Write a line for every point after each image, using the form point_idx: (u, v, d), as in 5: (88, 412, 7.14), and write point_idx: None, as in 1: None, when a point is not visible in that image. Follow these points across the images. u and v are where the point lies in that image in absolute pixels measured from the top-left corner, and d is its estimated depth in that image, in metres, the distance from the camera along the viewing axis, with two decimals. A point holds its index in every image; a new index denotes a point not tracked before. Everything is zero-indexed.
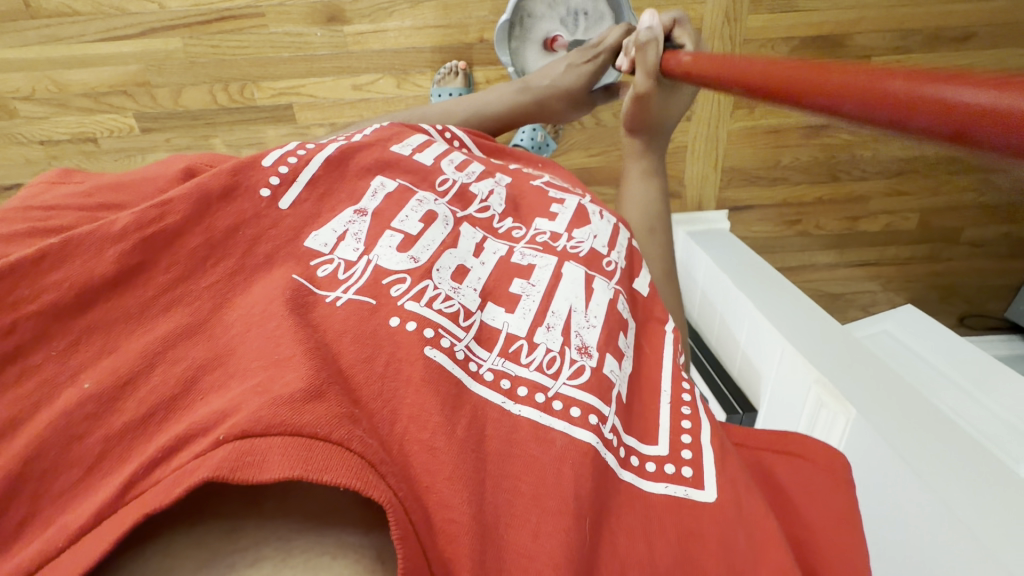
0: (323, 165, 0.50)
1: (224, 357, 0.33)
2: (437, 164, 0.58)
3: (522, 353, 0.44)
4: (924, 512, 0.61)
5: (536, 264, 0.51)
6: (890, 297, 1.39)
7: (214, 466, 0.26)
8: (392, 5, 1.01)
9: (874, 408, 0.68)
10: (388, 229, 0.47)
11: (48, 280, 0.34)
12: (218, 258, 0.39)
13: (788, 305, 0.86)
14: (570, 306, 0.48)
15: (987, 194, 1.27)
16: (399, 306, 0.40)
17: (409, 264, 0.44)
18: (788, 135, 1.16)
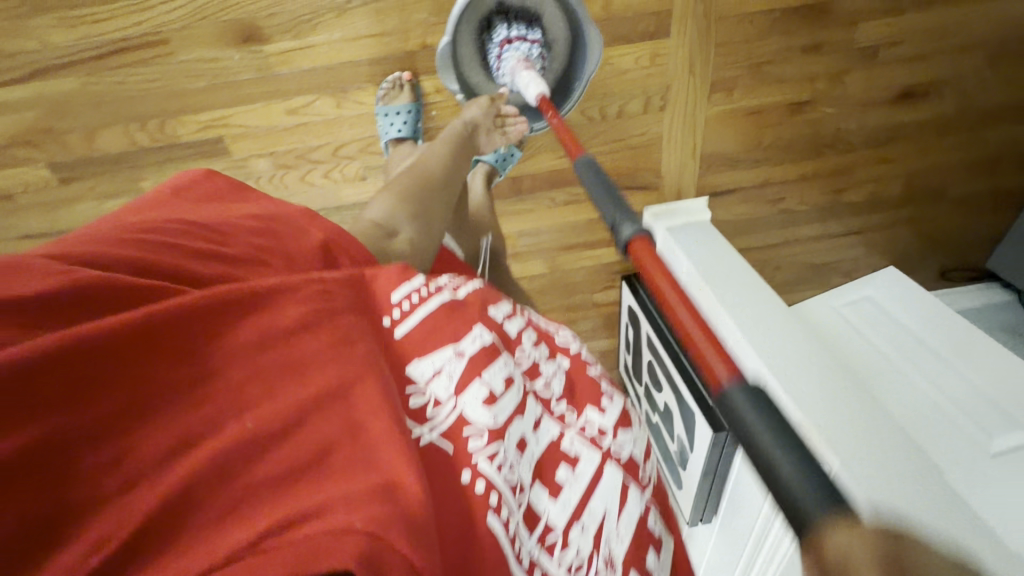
0: (439, 306, 0.45)
1: (358, 430, 0.35)
2: (516, 332, 0.49)
3: (554, 548, 0.43)
4: None
5: (581, 459, 0.46)
6: (871, 261, 1.38)
7: (342, 558, 0.27)
8: (315, 16, 0.87)
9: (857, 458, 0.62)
10: (478, 378, 0.42)
11: (209, 332, 0.34)
12: (343, 321, 0.39)
13: (772, 326, 0.80)
14: (605, 510, 0.45)
15: (975, 151, 1.21)
16: (475, 465, 0.40)
17: (488, 423, 0.41)
18: (768, 116, 1.07)
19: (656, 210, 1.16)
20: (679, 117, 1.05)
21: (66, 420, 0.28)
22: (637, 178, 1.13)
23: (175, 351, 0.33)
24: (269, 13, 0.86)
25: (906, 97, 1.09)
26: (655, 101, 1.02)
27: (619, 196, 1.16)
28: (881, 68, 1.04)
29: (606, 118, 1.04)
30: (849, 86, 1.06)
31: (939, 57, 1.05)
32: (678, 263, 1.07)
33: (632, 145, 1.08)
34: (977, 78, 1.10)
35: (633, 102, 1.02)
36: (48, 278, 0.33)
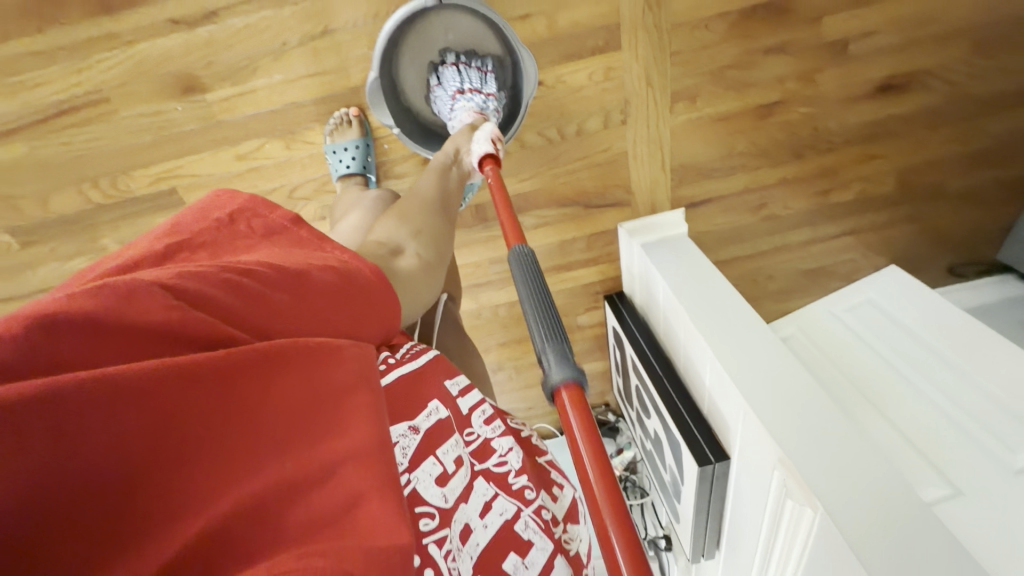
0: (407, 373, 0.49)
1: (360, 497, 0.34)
2: (471, 411, 0.52)
3: None
4: None
5: (536, 541, 0.46)
6: (872, 262, 1.29)
7: None
8: (252, 61, 0.84)
9: (841, 502, 0.59)
10: (432, 455, 0.45)
11: (223, 386, 0.33)
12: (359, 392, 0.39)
13: (748, 353, 0.78)
14: None
15: (974, 143, 1.12)
16: (423, 546, 0.40)
17: (440, 501, 0.43)
18: (739, 121, 1.02)
19: (630, 227, 1.10)
20: (643, 131, 1.01)
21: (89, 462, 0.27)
22: (606, 195, 1.08)
23: (209, 399, 0.32)
24: (205, 63, 0.84)
25: (886, 90, 1.02)
26: (615, 117, 0.98)
27: (591, 215, 1.11)
28: (856, 63, 0.98)
29: (566, 137, 1.00)
30: (823, 84, 1.00)
31: (918, 46, 0.98)
32: (660, 286, 1.01)
33: (598, 162, 1.04)
34: (965, 66, 1.02)
35: (593, 118, 0.98)
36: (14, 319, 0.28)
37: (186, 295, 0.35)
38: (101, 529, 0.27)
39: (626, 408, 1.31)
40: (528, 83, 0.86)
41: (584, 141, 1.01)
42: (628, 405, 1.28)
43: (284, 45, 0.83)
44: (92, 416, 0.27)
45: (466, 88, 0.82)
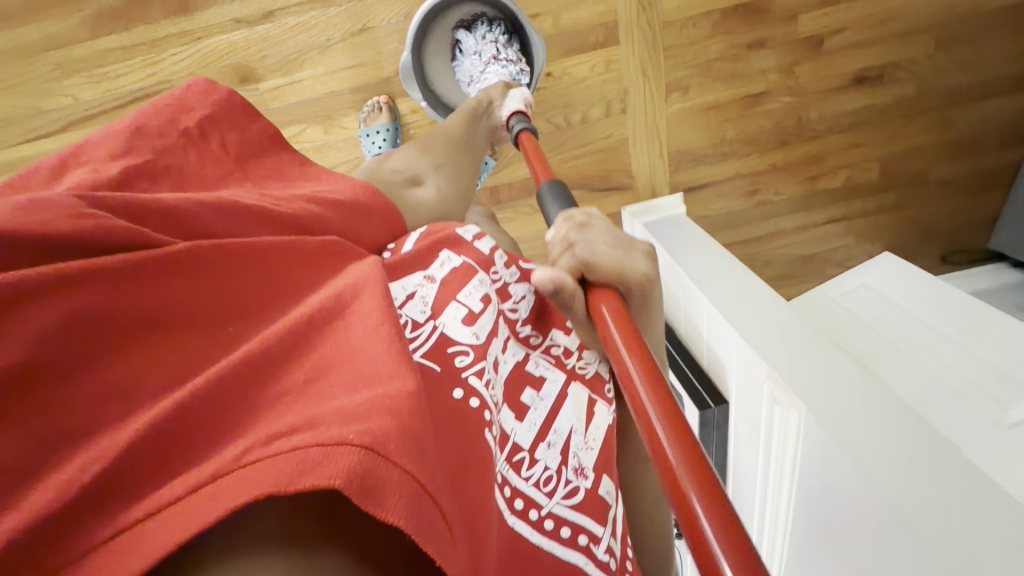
0: (417, 239, 0.57)
1: (341, 329, 0.35)
2: (492, 253, 0.59)
3: (524, 466, 0.50)
4: (869, 507, 0.56)
5: (547, 376, 0.57)
6: (865, 249, 1.35)
7: (342, 472, 0.25)
8: (301, 55, 0.98)
9: (825, 403, 0.63)
10: (455, 299, 0.51)
11: (193, 271, 0.35)
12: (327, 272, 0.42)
13: (742, 292, 0.84)
14: (571, 426, 0.55)
15: (947, 132, 1.22)
16: (462, 377, 0.45)
17: (472, 339, 0.49)
18: (728, 110, 1.13)
19: (633, 209, 1.19)
20: (641, 119, 1.12)
21: (73, 347, 0.28)
22: (610, 179, 1.18)
23: (190, 285, 0.34)
24: (262, 56, 0.98)
25: (861, 81, 1.14)
26: (615, 105, 1.10)
27: (596, 199, 1.20)
28: (830, 57, 1.10)
29: (572, 124, 1.11)
30: (802, 76, 1.11)
31: (885, 43, 1.11)
32: (658, 252, 1.09)
33: (601, 148, 1.14)
34: (930, 61, 1.14)
35: (595, 107, 1.10)
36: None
37: (144, 215, 0.36)
38: (91, 408, 0.27)
39: None
40: (539, 56, 0.97)
41: (588, 128, 1.12)
42: None
43: (329, 40, 0.98)
44: (73, 302, 0.29)
45: (487, 61, 0.91)
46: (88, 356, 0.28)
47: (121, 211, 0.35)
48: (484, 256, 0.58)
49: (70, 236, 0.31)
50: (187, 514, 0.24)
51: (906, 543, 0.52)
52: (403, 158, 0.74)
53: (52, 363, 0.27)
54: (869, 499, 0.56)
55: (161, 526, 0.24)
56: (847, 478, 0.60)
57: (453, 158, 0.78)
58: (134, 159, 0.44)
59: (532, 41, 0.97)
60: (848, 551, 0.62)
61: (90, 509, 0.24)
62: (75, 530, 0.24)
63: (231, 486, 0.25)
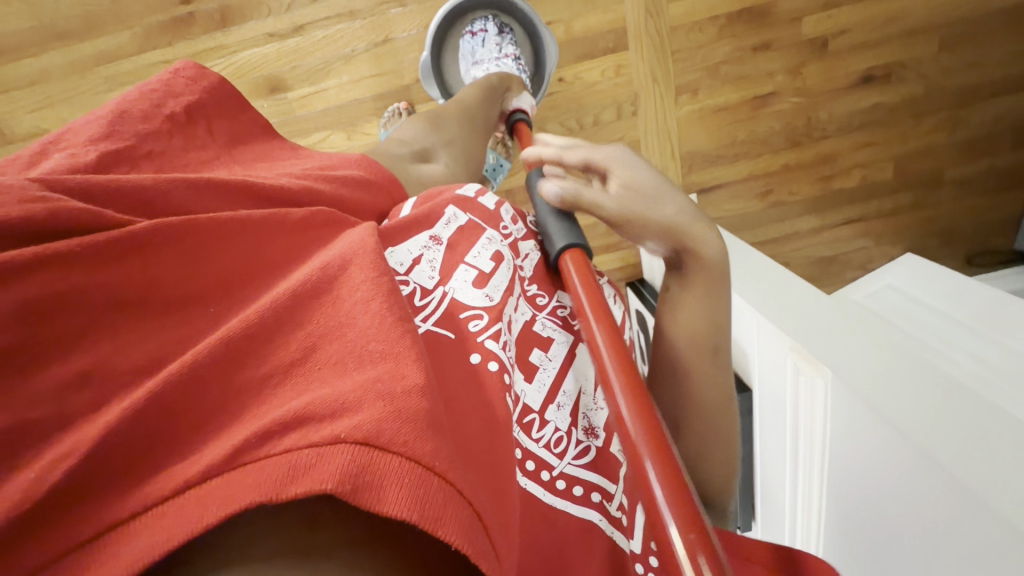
0: (418, 206, 0.57)
1: (324, 288, 0.36)
2: (499, 208, 0.59)
3: (534, 427, 0.47)
4: (905, 466, 0.52)
5: (556, 337, 0.54)
6: (886, 251, 1.33)
7: (336, 477, 0.26)
8: (327, 65, 1.05)
9: (850, 366, 0.61)
10: (463, 263, 0.52)
11: (187, 252, 0.37)
12: (313, 243, 0.43)
13: (759, 275, 0.83)
14: (579, 388, 0.53)
15: (959, 131, 1.22)
16: (480, 342, 0.45)
17: (485, 302, 0.49)
18: (737, 112, 1.16)
19: None
20: (652, 122, 1.15)
21: (37, 333, 0.30)
22: None
23: (183, 262, 0.36)
24: (291, 68, 1.05)
25: (868, 81, 1.16)
26: (627, 108, 1.13)
27: None
28: (835, 59, 1.14)
29: (584, 127, 1.14)
30: (808, 77, 1.15)
31: (889, 44, 1.13)
32: None
33: None
34: (936, 61, 1.16)
35: (607, 111, 1.13)
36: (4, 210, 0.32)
37: (103, 196, 0.38)
38: (57, 398, 0.28)
39: None
40: (550, 53, 1.03)
41: (600, 131, 1.15)
42: None
43: (354, 50, 1.04)
44: (34, 291, 0.30)
45: (504, 55, 0.98)
46: (49, 344, 0.30)
47: (84, 198, 0.37)
48: (489, 212, 0.58)
49: (30, 219, 0.32)
50: (171, 520, 0.26)
51: (946, 497, 0.48)
52: (415, 130, 0.79)
53: (23, 350, 0.29)
54: (906, 455, 0.52)
55: (142, 531, 0.26)
56: (880, 445, 0.56)
57: (462, 132, 0.83)
58: (116, 142, 0.47)
59: (542, 38, 1.03)
60: (886, 525, 0.57)
61: (74, 498, 0.26)
62: (66, 519, 0.26)
63: (217, 492, 0.26)
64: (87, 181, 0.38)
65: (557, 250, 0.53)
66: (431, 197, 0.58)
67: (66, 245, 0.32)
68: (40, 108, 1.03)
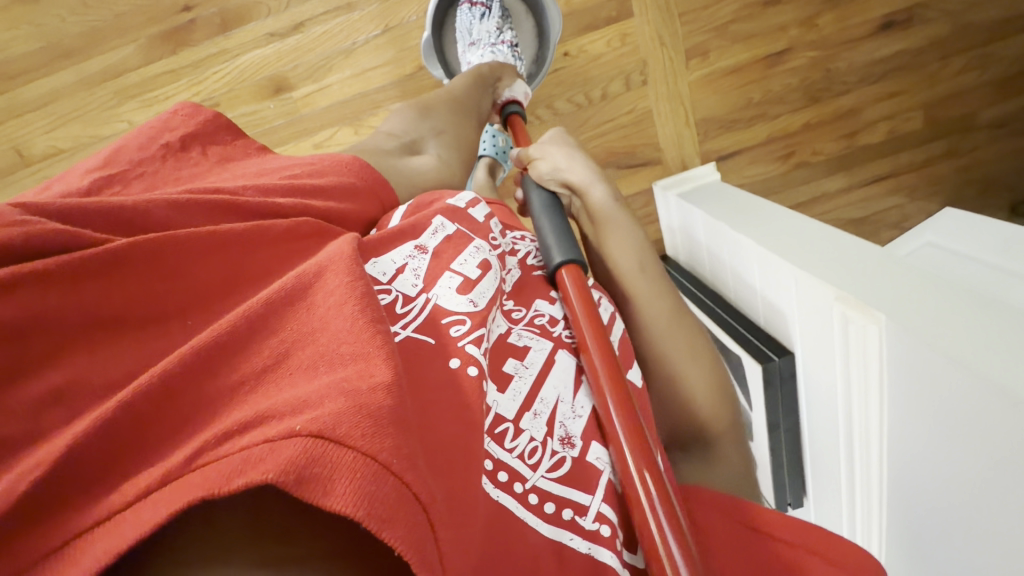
0: (405, 216, 0.59)
1: (305, 297, 0.38)
2: (488, 219, 0.61)
3: (507, 437, 0.48)
4: (979, 403, 0.47)
5: (532, 346, 0.56)
6: (923, 206, 1.25)
7: (283, 465, 0.28)
8: (329, 61, 1.04)
9: (907, 306, 0.56)
10: (449, 269, 0.53)
11: (168, 269, 0.39)
12: (293, 259, 0.46)
13: (793, 232, 0.79)
14: (557, 396, 0.53)
15: (989, 70, 1.16)
16: (460, 347, 0.46)
17: (469, 307, 0.50)
18: (750, 71, 1.12)
19: (665, 182, 1.17)
20: (662, 88, 1.12)
21: (18, 350, 0.32)
22: (636, 154, 1.17)
23: (164, 277, 0.39)
24: (294, 66, 1.04)
25: (889, 26, 1.12)
26: (635, 78, 1.10)
27: (623, 176, 1.18)
28: (849, 6, 1.09)
29: (592, 102, 1.11)
30: (823, 28, 1.10)
31: None
32: (696, 216, 1.05)
33: (624, 123, 1.14)
34: None
35: (614, 83, 1.11)
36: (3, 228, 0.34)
37: (85, 219, 0.39)
38: (35, 412, 0.31)
39: None
40: (553, 21, 1.01)
41: (609, 103, 1.12)
42: None
43: (354, 43, 1.03)
44: (14, 311, 0.32)
45: (499, 40, 0.96)
46: (35, 360, 0.32)
47: (63, 219, 0.38)
48: (478, 223, 0.59)
49: (19, 240, 0.34)
50: (128, 522, 0.27)
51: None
52: (403, 121, 0.76)
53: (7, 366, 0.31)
54: (987, 397, 0.46)
55: (108, 531, 0.27)
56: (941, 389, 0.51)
57: (452, 122, 0.80)
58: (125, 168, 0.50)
59: (545, 7, 1.00)
60: (967, 477, 0.52)
61: (47, 507, 0.28)
62: (41, 526, 0.27)
63: (176, 490, 0.28)
64: (67, 203, 0.39)
65: (556, 262, 0.59)
66: (420, 206, 0.60)
67: (43, 262, 0.34)
68: (55, 128, 1.05)
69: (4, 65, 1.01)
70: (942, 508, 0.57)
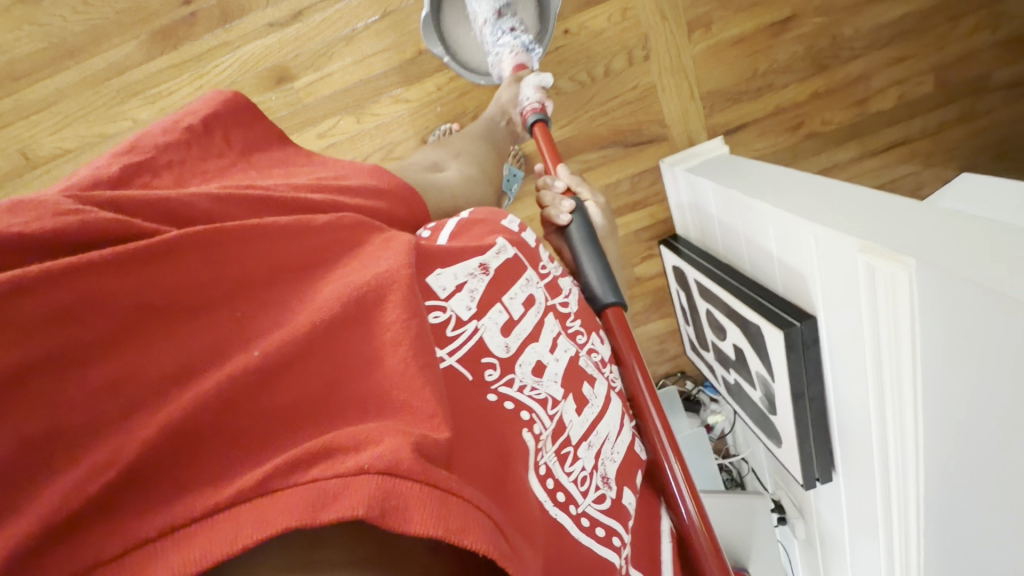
0: (457, 225, 0.54)
1: (366, 313, 0.37)
2: (539, 243, 0.59)
3: (568, 461, 0.46)
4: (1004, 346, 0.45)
5: (598, 377, 0.54)
6: (937, 173, 1.23)
7: (366, 499, 0.27)
8: (330, 48, 1.04)
9: (935, 249, 0.54)
10: (499, 301, 0.49)
11: (220, 260, 0.36)
12: (342, 254, 0.41)
13: (813, 194, 0.77)
14: (608, 433, 0.52)
15: (1001, 28, 1.13)
16: (496, 388, 0.43)
17: (502, 351, 0.46)
18: (755, 41, 1.10)
19: (671, 159, 1.15)
20: (665, 63, 1.10)
21: (65, 338, 0.29)
22: (643, 132, 1.15)
23: (211, 265, 0.36)
24: (295, 55, 1.04)
25: None
26: (637, 53, 1.09)
27: (631, 155, 1.17)
28: None
29: (595, 80, 1.10)
30: None
31: None
32: (707, 188, 1.02)
33: (630, 100, 1.12)
34: None
35: (617, 59, 1.09)
36: (57, 217, 0.31)
37: (139, 210, 0.36)
38: (86, 403, 0.29)
39: (698, 357, 1.25)
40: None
41: (612, 82, 1.11)
42: (702, 350, 1.21)
43: (354, 29, 1.03)
44: (61, 297, 0.29)
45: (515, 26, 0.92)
46: (85, 352, 0.29)
47: (116, 209, 0.35)
48: (530, 249, 0.57)
49: (67, 230, 0.31)
50: (204, 538, 0.27)
51: None
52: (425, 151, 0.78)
53: (55, 357, 0.28)
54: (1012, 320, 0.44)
55: (174, 549, 0.26)
56: (972, 334, 0.49)
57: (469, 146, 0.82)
58: None
59: None
60: (987, 413, 0.50)
61: (101, 506, 0.27)
62: (96, 531, 0.26)
63: (250, 513, 0.27)
64: (124, 193, 0.36)
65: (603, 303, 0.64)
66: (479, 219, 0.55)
67: (99, 254, 0.31)
68: (62, 128, 1.05)
69: (9, 66, 1.02)
70: (971, 451, 0.54)
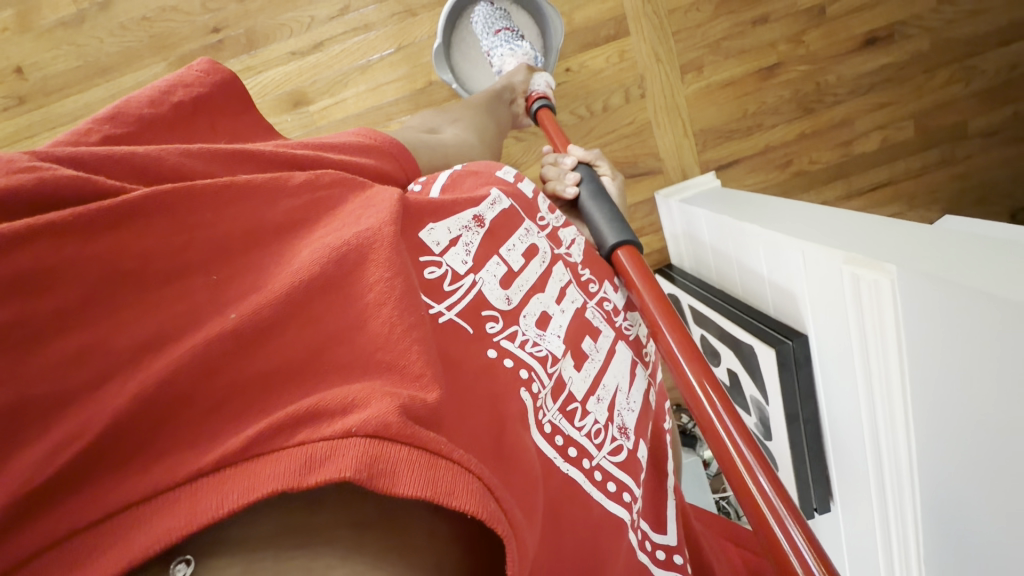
0: (448, 178, 0.58)
1: (350, 277, 0.38)
2: (536, 195, 0.62)
3: (576, 417, 0.50)
4: (997, 353, 0.46)
5: (603, 331, 0.59)
6: (922, 214, 1.28)
7: (351, 468, 0.29)
8: (345, 77, 1.11)
9: (916, 256, 0.56)
10: (496, 255, 0.52)
11: (193, 222, 0.36)
12: (318, 216, 0.42)
13: (801, 217, 0.80)
14: (617, 384, 0.57)
15: (973, 82, 1.21)
16: (495, 342, 0.46)
17: (504, 304, 0.50)
18: (744, 85, 1.18)
19: (665, 191, 1.20)
20: (661, 101, 1.18)
21: (29, 308, 0.28)
22: (639, 164, 1.21)
23: (186, 221, 0.36)
24: (312, 81, 1.11)
25: (873, 43, 1.18)
26: (634, 91, 1.16)
27: (627, 185, 1.22)
28: (835, 24, 1.16)
29: (594, 112, 1.17)
30: (811, 44, 1.17)
31: (888, 4, 1.16)
32: (700, 216, 1.06)
33: (626, 134, 1.18)
34: (937, 14, 1.17)
35: (615, 95, 1.16)
36: (11, 174, 0.30)
37: (99, 164, 0.36)
38: (57, 374, 0.28)
39: None
40: (556, 32, 1.08)
41: (612, 114, 1.17)
42: None
43: (370, 60, 1.10)
44: (23, 262, 0.29)
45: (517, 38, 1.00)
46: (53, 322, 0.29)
47: (74, 165, 0.35)
48: (528, 200, 0.60)
49: (26, 194, 0.30)
50: (197, 499, 0.28)
51: None
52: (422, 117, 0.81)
53: (18, 325, 0.28)
54: (995, 319, 0.45)
55: (165, 512, 0.27)
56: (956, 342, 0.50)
57: (472, 114, 0.84)
58: None
59: (550, 19, 1.08)
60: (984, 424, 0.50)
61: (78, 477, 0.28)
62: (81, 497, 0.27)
63: (234, 482, 0.28)
64: (78, 150, 0.36)
65: (609, 244, 0.66)
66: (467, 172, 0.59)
67: (57, 216, 0.30)
68: None
69: (42, 82, 1.08)
70: (968, 465, 0.54)
